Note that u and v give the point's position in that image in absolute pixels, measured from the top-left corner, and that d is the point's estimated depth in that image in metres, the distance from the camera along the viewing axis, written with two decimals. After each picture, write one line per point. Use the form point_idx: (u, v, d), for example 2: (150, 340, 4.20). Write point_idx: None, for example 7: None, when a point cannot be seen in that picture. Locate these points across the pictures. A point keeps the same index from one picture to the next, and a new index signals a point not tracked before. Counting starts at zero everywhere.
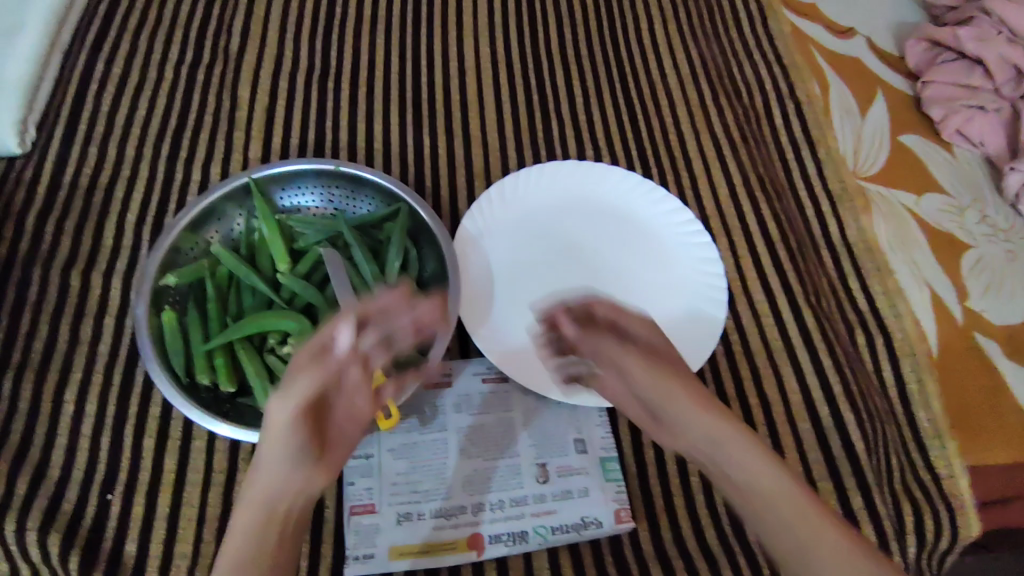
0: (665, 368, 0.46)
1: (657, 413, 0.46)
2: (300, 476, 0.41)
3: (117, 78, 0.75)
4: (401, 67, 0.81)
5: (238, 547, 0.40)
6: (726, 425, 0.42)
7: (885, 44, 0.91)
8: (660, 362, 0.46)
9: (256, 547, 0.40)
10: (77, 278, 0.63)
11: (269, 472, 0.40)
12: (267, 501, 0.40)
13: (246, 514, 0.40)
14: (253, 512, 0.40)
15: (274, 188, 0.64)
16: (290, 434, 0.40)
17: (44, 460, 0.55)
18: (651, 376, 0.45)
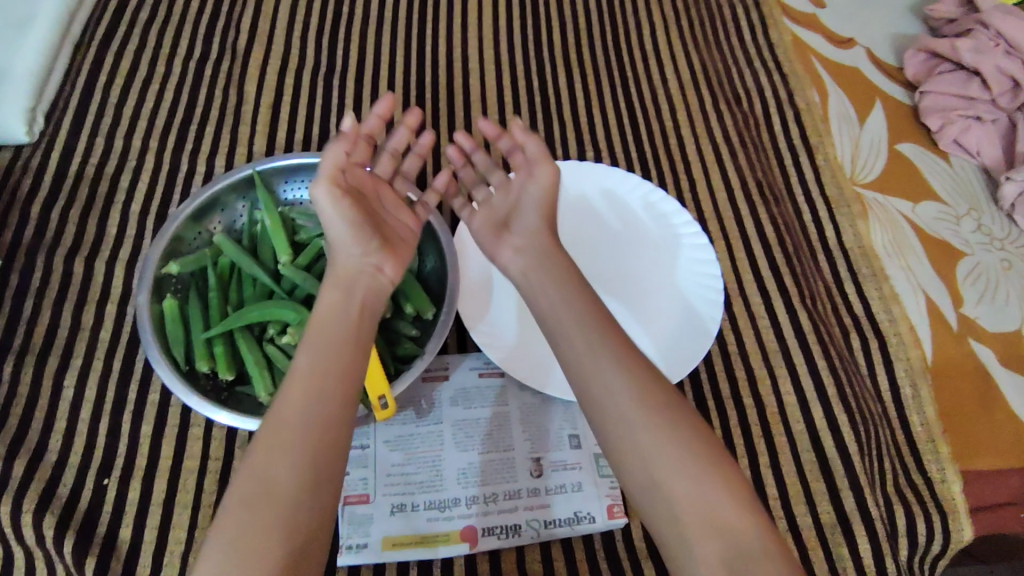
0: (552, 214, 0.55)
1: (527, 235, 0.54)
2: (360, 251, 0.49)
3: (126, 72, 0.76)
4: (406, 67, 0.82)
5: (319, 332, 0.46)
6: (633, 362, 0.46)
7: (884, 55, 0.92)
8: (551, 214, 0.55)
9: (332, 330, 0.46)
10: (79, 265, 0.64)
11: (342, 258, 0.49)
12: (338, 283, 0.48)
13: (324, 304, 0.47)
14: (328, 296, 0.48)
15: (277, 179, 0.64)
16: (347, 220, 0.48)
17: (42, 443, 0.55)
18: (542, 220, 0.54)
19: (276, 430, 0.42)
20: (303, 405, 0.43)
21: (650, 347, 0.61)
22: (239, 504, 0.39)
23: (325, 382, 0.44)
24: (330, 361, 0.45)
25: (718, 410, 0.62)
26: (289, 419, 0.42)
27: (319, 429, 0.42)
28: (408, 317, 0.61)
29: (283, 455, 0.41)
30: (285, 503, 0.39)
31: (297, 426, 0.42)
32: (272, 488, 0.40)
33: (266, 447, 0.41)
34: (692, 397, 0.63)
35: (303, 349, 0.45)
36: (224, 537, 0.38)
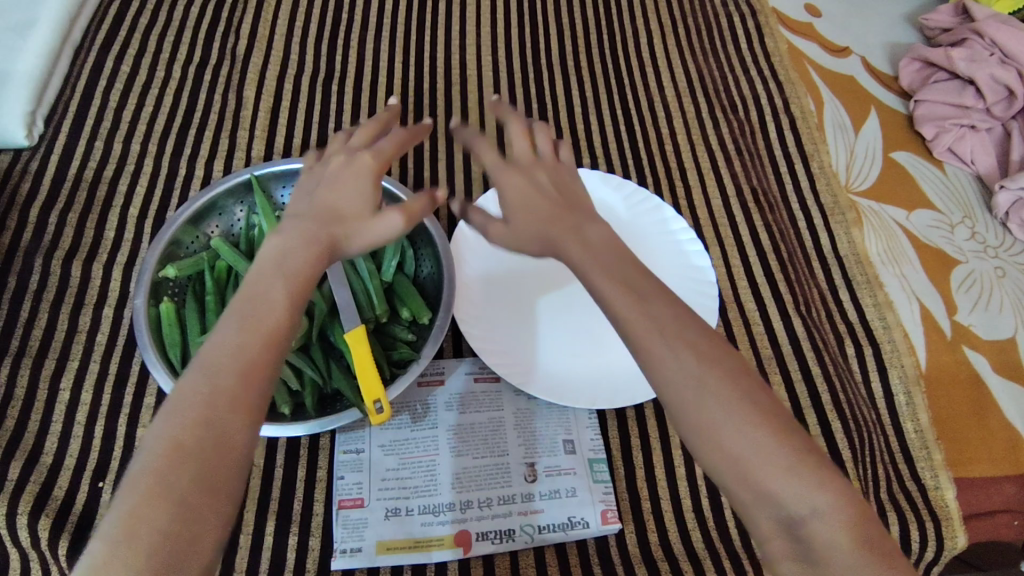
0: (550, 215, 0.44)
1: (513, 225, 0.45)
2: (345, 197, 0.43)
3: (126, 77, 0.76)
4: (404, 72, 0.82)
5: (286, 264, 0.39)
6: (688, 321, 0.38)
7: (879, 64, 0.93)
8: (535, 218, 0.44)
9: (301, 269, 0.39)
10: (77, 269, 0.64)
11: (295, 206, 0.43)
12: (314, 217, 0.41)
13: (293, 234, 0.40)
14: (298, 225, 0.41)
15: (275, 184, 0.64)
16: (342, 189, 0.43)
17: (38, 446, 0.55)
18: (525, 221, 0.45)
19: (227, 364, 0.35)
20: (262, 341, 0.36)
21: None
22: (179, 441, 0.33)
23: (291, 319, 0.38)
24: (299, 299, 0.39)
25: None
26: (250, 353, 0.36)
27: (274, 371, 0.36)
28: (404, 322, 0.61)
29: (233, 396, 0.34)
30: (232, 452, 0.34)
31: (256, 363, 0.36)
32: (217, 429, 0.33)
33: (213, 384, 0.34)
34: None
35: (267, 279, 0.38)
36: (153, 480, 0.32)
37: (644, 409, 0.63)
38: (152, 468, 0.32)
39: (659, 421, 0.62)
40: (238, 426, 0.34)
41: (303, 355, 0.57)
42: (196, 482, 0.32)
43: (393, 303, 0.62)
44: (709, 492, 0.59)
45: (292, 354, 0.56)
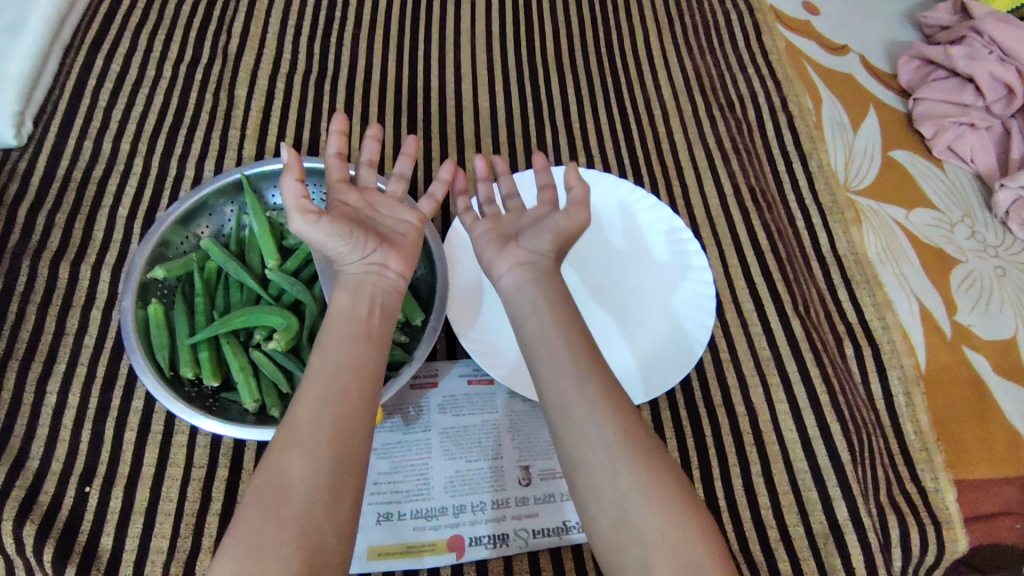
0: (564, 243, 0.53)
1: (534, 255, 0.52)
2: (359, 254, 0.48)
3: (116, 75, 0.75)
4: (398, 71, 0.82)
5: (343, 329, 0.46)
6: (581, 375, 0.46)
7: (878, 62, 0.92)
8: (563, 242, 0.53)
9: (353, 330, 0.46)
10: (65, 270, 0.63)
11: (341, 265, 0.48)
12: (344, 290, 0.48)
13: (343, 303, 0.47)
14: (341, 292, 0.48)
15: (266, 184, 0.63)
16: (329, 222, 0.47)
17: (24, 450, 0.54)
18: (553, 246, 0.52)
19: (301, 420, 0.41)
20: (325, 398, 0.42)
21: (641, 356, 0.61)
22: (257, 495, 0.39)
23: (351, 374, 0.44)
24: (354, 354, 0.45)
25: (710, 418, 0.62)
26: (319, 407, 0.42)
27: (341, 418, 0.42)
28: (397, 324, 0.60)
29: (307, 444, 0.40)
30: (305, 494, 0.39)
31: (325, 412, 0.42)
32: (293, 478, 0.39)
33: (290, 439, 0.41)
34: (684, 405, 0.63)
35: (327, 345, 0.45)
36: (244, 523, 0.38)
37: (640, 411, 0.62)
38: (247, 514, 0.38)
39: (656, 423, 0.61)
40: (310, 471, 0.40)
41: (293, 357, 0.57)
42: (278, 520, 0.38)
43: None
44: (706, 495, 0.58)
45: (283, 356, 0.57)
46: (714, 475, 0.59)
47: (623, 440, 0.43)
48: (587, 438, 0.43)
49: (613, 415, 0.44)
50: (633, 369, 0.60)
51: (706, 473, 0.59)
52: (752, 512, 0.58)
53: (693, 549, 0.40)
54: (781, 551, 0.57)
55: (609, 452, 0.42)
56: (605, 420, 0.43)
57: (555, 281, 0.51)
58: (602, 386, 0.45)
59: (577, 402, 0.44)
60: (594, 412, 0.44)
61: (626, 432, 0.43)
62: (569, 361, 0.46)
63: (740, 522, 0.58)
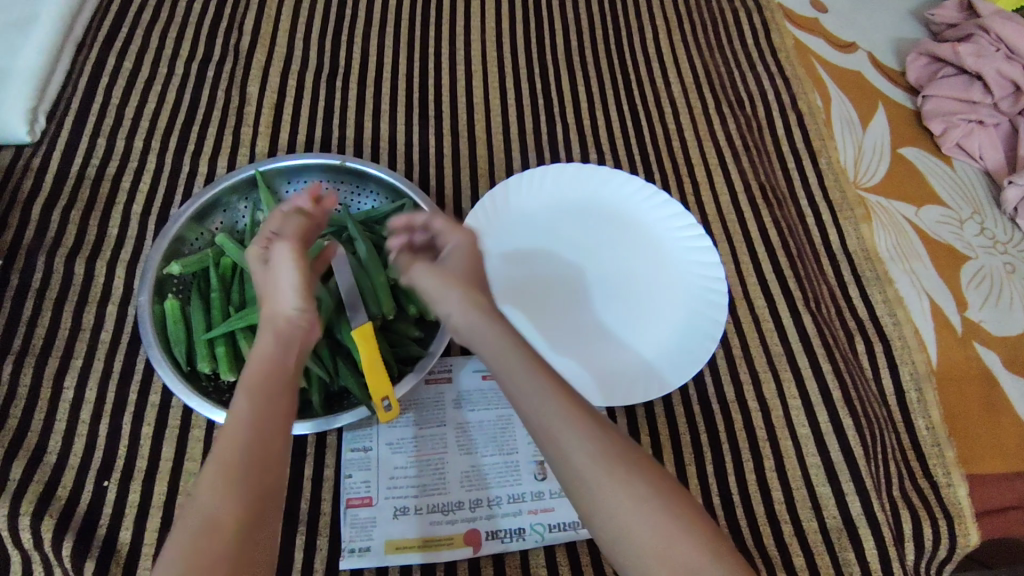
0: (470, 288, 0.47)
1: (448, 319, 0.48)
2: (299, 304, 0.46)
3: (128, 73, 0.76)
4: (409, 68, 0.82)
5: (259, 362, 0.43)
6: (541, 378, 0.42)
7: (886, 60, 0.92)
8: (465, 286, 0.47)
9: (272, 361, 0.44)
10: (80, 267, 0.63)
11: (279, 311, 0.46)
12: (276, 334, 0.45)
13: (263, 340, 0.45)
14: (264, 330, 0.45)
15: (280, 181, 0.63)
16: (304, 280, 0.47)
17: (41, 446, 0.55)
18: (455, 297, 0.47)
19: (218, 457, 0.39)
20: (241, 430, 0.40)
21: (654, 351, 0.61)
22: (190, 532, 0.36)
23: (269, 403, 0.42)
24: (270, 381, 0.42)
25: (723, 414, 0.63)
26: (234, 441, 0.39)
27: (258, 447, 0.40)
28: (412, 318, 0.60)
29: (226, 479, 0.38)
30: (233, 529, 0.36)
31: (243, 443, 0.39)
32: (219, 513, 0.37)
33: (209, 477, 0.38)
34: (697, 401, 0.63)
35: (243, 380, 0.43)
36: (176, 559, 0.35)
37: (654, 407, 0.62)
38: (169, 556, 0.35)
39: (669, 419, 0.62)
40: (231, 504, 0.37)
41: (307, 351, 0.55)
42: (207, 555, 0.35)
43: (400, 299, 0.61)
44: (720, 490, 0.59)
45: None
46: (727, 469, 0.60)
47: (604, 459, 0.40)
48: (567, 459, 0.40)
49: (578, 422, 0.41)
50: (647, 365, 0.61)
51: (719, 469, 0.60)
52: (766, 508, 0.59)
53: (694, 556, 0.38)
54: (795, 546, 0.57)
55: (590, 473, 0.39)
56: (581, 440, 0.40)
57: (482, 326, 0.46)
58: (577, 405, 0.41)
59: (553, 421, 0.41)
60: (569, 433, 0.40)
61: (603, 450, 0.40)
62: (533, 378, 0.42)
63: (754, 517, 0.58)
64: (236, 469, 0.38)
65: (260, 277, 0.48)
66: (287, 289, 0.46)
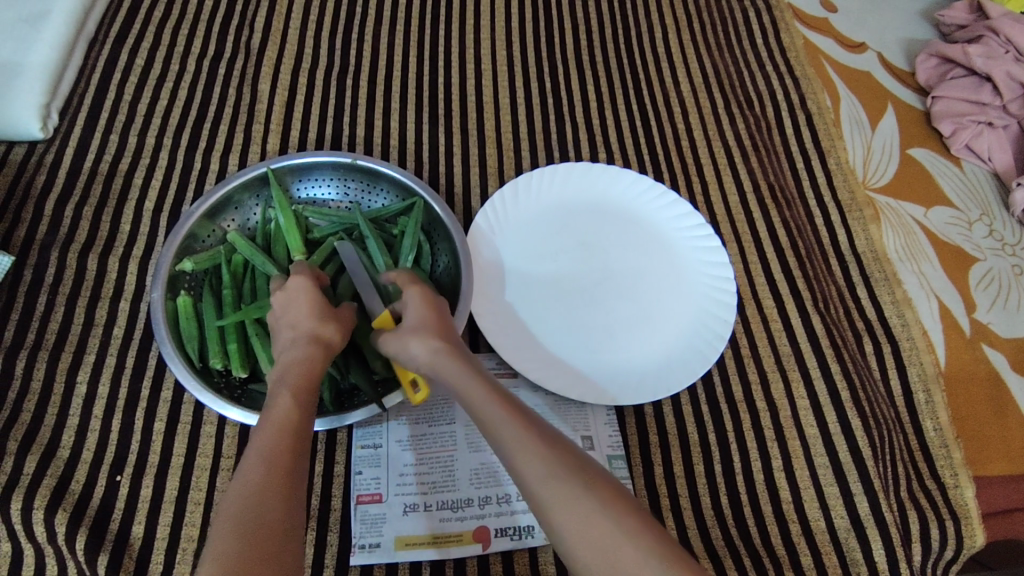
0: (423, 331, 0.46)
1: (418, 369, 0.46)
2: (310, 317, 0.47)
3: (140, 69, 0.76)
4: (419, 66, 0.82)
5: (300, 366, 0.45)
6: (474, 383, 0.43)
7: (896, 60, 0.92)
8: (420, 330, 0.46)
9: (314, 370, 0.45)
10: (93, 262, 0.64)
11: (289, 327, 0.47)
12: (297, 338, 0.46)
13: (302, 347, 0.46)
14: (306, 342, 0.46)
15: (291, 178, 0.63)
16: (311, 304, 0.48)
17: (55, 440, 0.55)
18: (414, 344, 0.45)
19: (267, 453, 0.40)
20: (286, 430, 0.42)
21: (663, 351, 0.61)
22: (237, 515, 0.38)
23: (306, 407, 0.44)
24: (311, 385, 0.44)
25: (731, 413, 0.63)
26: (281, 438, 0.41)
27: (301, 446, 0.42)
28: None
29: (278, 474, 0.39)
30: (284, 520, 0.38)
31: (288, 442, 0.41)
32: (273, 504, 0.38)
33: (260, 470, 0.39)
34: (706, 401, 0.63)
35: (280, 381, 0.44)
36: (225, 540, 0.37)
37: (662, 406, 0.63)
38: (226, 540, 0.37)
39: (677, 418, 0.62)
40: (281, 498, 0.39)
41: None
42: (263, 544, 0.37)
43: None
44: (728, 489, 0.59)
45: None
46: (735, 469, 0.60)
47: (533, 457, 0.40)
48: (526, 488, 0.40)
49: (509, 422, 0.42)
50: (656, 364, 0.61)
51: (727, 468, 0.60)
52: (773, 507, 0.59)
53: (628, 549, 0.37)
54: (803, 545, 0.57)
55: (547, 503, 0.39)
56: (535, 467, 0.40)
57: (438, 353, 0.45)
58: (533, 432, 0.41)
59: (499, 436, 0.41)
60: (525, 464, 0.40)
61: (563, 484, 0.39)
62: (491, 410, 0.42)
63: (761, 516, 0.58)
64: (285, 466, 0.40)
65: (305, 295, 0.49)
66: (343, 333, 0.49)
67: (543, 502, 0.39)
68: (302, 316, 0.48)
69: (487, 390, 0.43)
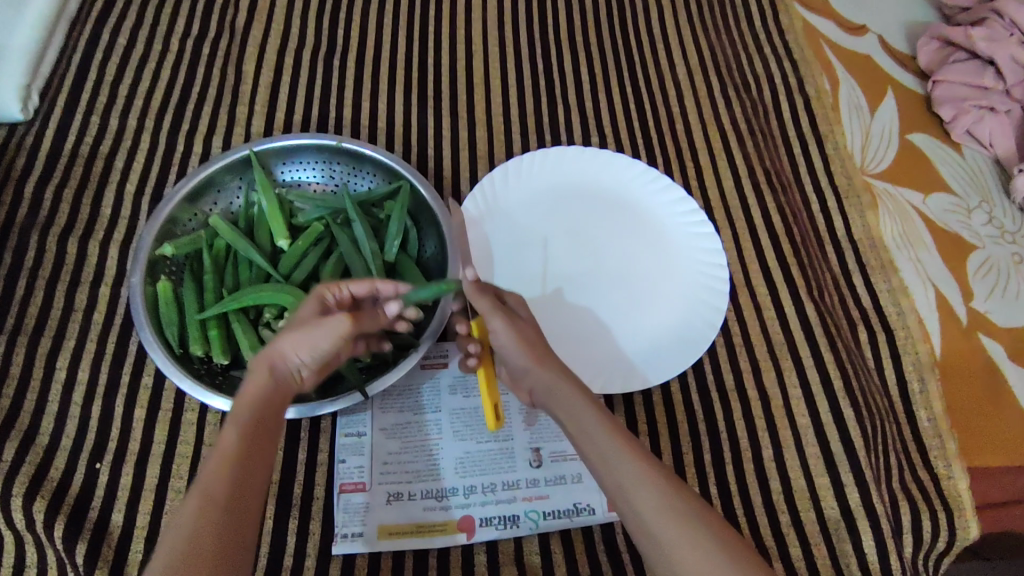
0: (538, 346, 0.48)
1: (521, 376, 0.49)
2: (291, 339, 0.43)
3: (122, 49, 0.74)
4: (408, 47, 0.80)
5: (249, 392, 0.42)
6: (556, 376, 0.47)
7: (897, 43, 0.90)
8: (536, 342, 0.48)
9: (260, 399, 0.42)
10: (73, 246, 0.63)
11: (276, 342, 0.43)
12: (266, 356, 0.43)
13: (254, 367, 0.43)
14: (259, 360, 0.43)
15: (275, 160, 0.62)
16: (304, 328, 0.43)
17: (33, 427, 0.54)
18: (528, 354, 0.47)
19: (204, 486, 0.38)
20: (228, 461, 0.39)
21: (653, 339, 0.60)
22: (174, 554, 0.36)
23: (254, 436, 0.41)
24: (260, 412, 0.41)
25: (722, 402, 0.62)
26: (217, 472, 0.39)
27: (247, 479, 0.39)
28: None
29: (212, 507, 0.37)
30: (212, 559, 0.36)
31: (225, 474, 0.39)
32: (205, 539, 0.36)
33: (195, 504, 0.38)
34: (696, 388, 0.62)
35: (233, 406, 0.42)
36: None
37: (652, 394, 0.62)
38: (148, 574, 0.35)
39: (667, 406, 0.61)
40: (217, 535, 0.37)
41: None
42: None
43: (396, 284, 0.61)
44: (717, 478, 0.59)
45: None
46: (725, 458, 0.59)
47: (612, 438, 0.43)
48: (608, 473, 0.43)
49: (590, 409, 0.45)
50: (647, 353, 0.60)
51: (717, 457, 0.59)
52: (763, 498, 0.58)
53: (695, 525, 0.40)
54: (792, 536, 0.57)
55: (628, 481, 0.42)
56: (619, 453, 0.43)
57: (525, 343, 0.48)
58: (607, 419, 0.44)
59: (580, 425, 0.45)
60: (608, 450, 0.43)
61: (648, 469, 0.42)
62: (571, 396, 0.46)
63: (751, 506, 0.58)
64: (219, 501, 0.38)
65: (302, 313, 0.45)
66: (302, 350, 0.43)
67: (625, 486, 0.42)
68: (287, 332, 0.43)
69: (566, 380, 0.46)
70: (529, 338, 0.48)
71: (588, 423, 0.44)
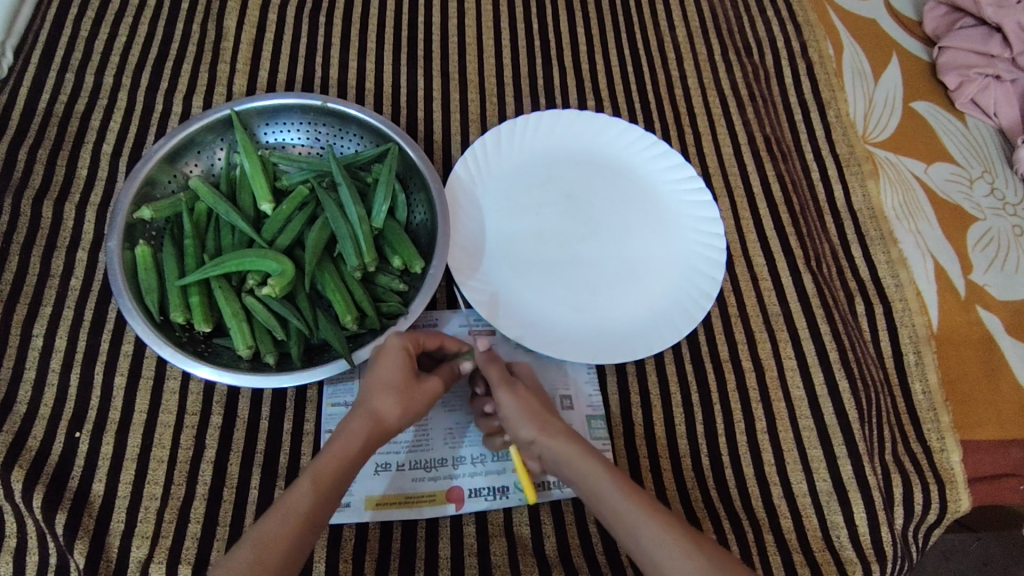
0: (543, 415, 0.48)
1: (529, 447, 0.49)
2: (398, 397, 0.46)
3: (97, 3, 0.71)
4: (398, 4, 0.77)
5: (338, 450, 0.43)
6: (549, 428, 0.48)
7: (903, 6, 0.86)
8: (539, 411, 0.48)
9: (351, 456, 0.43)
10: (48, 209, 0.60)
11: (380, 396, 0.45)
12: (367, 409, 0.45)
13: (351, 426, 0.44)
14: (361, 421, 0.44)
15: (258, 121, 0.59)
16: (409, 387, 0.47)
17: (10, 395, 0.53)
18: (533, 424, 0.48)
19: (261, 539, 0.39)
20: (296, 519, 0.40)
21: (646, 309, 0.59)
22: None
23: (328, 499, 0.42)
24: (344, 472, 0.43)
25: (716, 374, 0.61)
26: (287, 527, 0.40)
27: (302, 541, 0.40)
28: (394, 270, 0.58)
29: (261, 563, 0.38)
30: None
31: (292, 532, 0.40)
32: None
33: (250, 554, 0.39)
34: (690, 360, 0.61)
35: (315, 458, 0.43)
36: None
37: (645, 364, 0.61)
38: None
39: (660, 377, 0.60)
40: None
41: (288, 304, 0.55)
42: None
43: (385, 251, 0.59)
44: (710, 450, 0.58)
45: (277, 303, 0.54)
46: (718, 430, 0.59)
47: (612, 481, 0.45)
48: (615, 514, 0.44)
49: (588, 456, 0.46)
50: (640, 323, 0.59)
51: (709, 429, 0.59)
52: (755, 469, 0.58)
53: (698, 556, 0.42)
54: (783, 507, 0.57)
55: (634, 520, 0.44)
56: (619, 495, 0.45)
57: (533, 412, 0.48)
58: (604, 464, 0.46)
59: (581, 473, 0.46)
60: (610, 492, 0.45)
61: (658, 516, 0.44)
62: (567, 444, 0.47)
63: (743, 478, 0.57)
64: (276, 555, 0.39)
65: (390, 362, 0.47)
66: (405, 416, 0.46)
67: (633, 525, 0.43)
68: (389, 385, 0.46)
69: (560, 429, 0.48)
70: (535, 408, 0.49)
71: (601, 486, 0.45)
